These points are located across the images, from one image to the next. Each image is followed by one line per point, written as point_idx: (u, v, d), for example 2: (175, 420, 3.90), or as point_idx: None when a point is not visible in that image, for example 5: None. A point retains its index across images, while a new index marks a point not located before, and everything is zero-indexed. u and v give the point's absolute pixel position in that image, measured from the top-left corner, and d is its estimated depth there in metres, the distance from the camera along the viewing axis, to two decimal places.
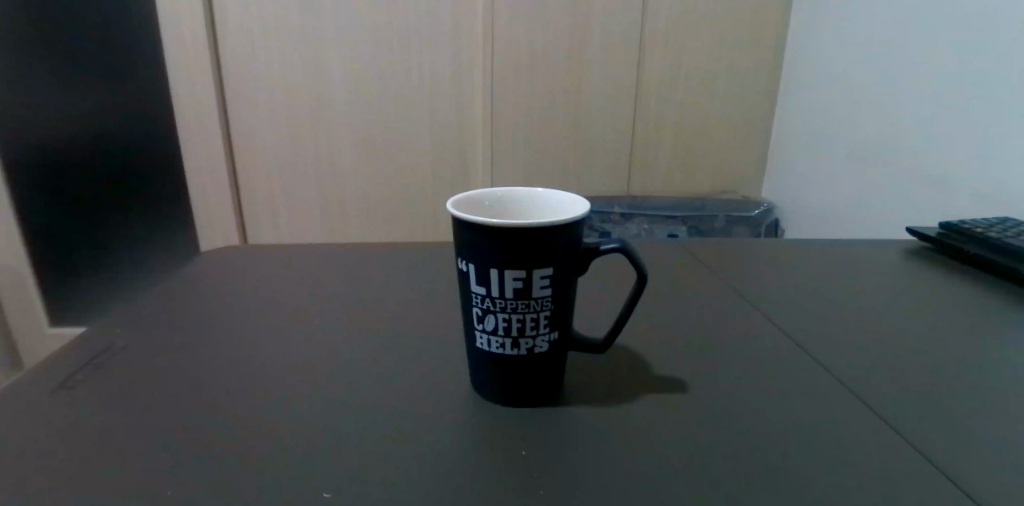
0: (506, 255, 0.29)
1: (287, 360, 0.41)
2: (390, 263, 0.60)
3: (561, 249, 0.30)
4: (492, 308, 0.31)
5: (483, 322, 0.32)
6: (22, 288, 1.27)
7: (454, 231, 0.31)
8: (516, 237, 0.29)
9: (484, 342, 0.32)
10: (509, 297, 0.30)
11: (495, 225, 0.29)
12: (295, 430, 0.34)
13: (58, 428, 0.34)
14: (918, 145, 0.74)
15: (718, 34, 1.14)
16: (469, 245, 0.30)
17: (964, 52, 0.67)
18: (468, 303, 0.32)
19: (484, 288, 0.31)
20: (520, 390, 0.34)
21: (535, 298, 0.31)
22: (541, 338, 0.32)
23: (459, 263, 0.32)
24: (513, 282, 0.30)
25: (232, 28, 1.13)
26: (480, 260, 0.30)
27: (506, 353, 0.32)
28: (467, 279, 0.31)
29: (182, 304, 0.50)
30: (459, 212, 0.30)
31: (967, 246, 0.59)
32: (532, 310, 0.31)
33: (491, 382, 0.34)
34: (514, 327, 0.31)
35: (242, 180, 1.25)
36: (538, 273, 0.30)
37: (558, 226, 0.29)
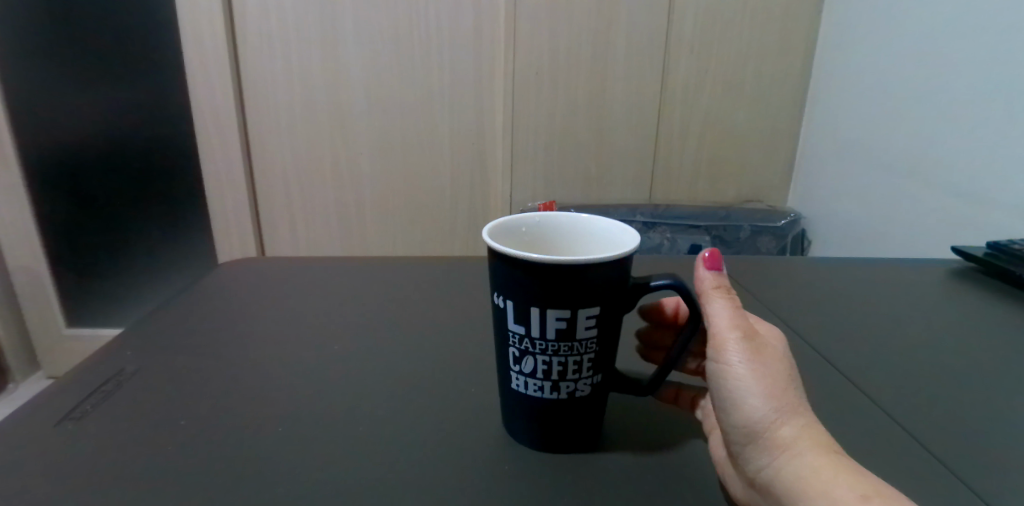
0: (549, 293, 0.27)
1: (303, 384, 0.39)
2: (409, 277, 0.58)
3: (608, 286, 0.28)
4: (530, 350, 0.29)
5: (520, 364, 0.30)
6: (40, 288, 1.28)
7: (491, 263, 0.29)
8: (561, 273, 0.27)
9: (520, 384, 0.30)
10: (551, 338, 0.29)
11: (538, 260, 0.27)
12: (311, 466, 0.32)
13: (62, 464, 0.32)
14: (952, 156, 0.70)
15: (745, 40, 1.11)
16: (508, 280, 0.28)
17: (1004, 59, 0.63)
18: (503, 343, 0.30)
19: (523, 328, 0.29)
20: (558, 436, 0.31)
21: (579, 339, 0.29)
22: (583, 382, 0.30)
23: (495, 298, 0.30)
24: (556, 322, 0.28)
25: (251, 30, 1.12)
26: (520, 297, 0.28)
27: (545, 397, 0.30)
28: (504, 316, 0.29)
29: (197, 321, 0.49)
30: (498, 245, 0.28)
31: (1018, 268, 0.56)
32: (575, 353, 0.29)
33: (526, 425, 0.32)
34: (555, 370, 0.29)
35: (259, 183, 1.24)
36: (584, 312, 0.28)
37: (607, 262, 0.27)
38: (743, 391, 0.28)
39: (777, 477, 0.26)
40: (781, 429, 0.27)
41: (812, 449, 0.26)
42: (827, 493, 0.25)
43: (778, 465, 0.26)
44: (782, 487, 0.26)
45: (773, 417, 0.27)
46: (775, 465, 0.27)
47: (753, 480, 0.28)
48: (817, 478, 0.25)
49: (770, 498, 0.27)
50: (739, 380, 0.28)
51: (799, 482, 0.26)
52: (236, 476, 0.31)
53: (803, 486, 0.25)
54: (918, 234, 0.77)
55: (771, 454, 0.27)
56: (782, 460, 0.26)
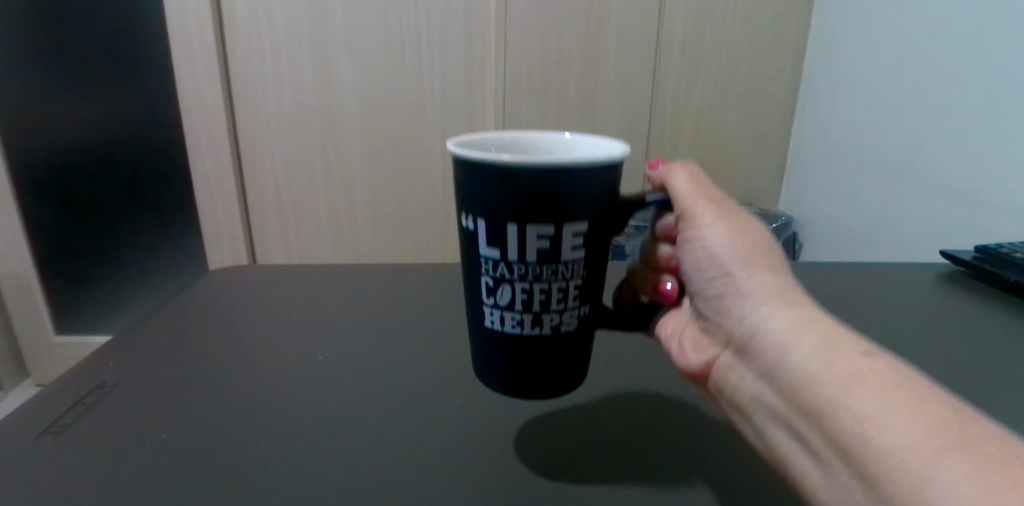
0: (529, 209, 0.26)
1: (287, 394, 0.39)
2: (398, 285, 0.58)
3: (592, 198, 0.26)
4: (507, 275, 0.28)
5: (496, 292, 0.28)
6: (29, 295, 1.27)
7: (461, 180, 0.28)
8: (543, 181, 0.25)
9: (496, 314, 0.29)
10: (533, 262, 0.27)
11: (516, 164, 0.25)
12: (292, 478, 0.31)
13: (38, 482, 0.31)
14: (942, 158, 0.70)
15: (736, 43, 1.11)
16: (481, 197, 0.27)
17: (989, 60, 0.64)
18: (477, 272, 0.29)
19: (499, 251, 0.27)
20: (540, 377, 0.30)
21: (565, 260, 0.27)
22: (565, 308, 0.29)
23: (464, 220, 0.28)
24: (538, 241, 0.27)
25: (239, 34, 1.11)
26: (496, 216, 0.27)
27: (524, 327, 0.29)
28: (477, 239, 0.28)
29: (181, 329, 0.48)
30: (468, 153, 0.26)
31: (1005, 272, 0.56)
32: (560, 278, 0.28)
33: (500, 367, 0.30)
34: (536, 299, 0.28)
35: (249, 188, 1.23)
36: (569, 229, 0.26)
37: (593, 167, 0.26)
38: (716, 251, 0.33)
39: (763, 325, 0.30)
40: (756, 284, 0.31)
41: (790, 302, 0.30)
42: (813, 337, 0.27)
43: (758, 315, 0.30)
44: (765, 338, 0.29)
45: (747, 273, 0.32)
46: (759, 312, 0.30)
47: (737, 334, 0.31)
48: (803, 323, 0.28)
49: (758, 352, 0.29)
50: (712, 241, 0.33)
51: (783, 331, 0.28)
52: (213, 492, 0.30)
53: (785, 334, 0.28)
54: (908, 237, 0.77)
55: (751, 305, 0.31)
56: (765, 306, 0.30)
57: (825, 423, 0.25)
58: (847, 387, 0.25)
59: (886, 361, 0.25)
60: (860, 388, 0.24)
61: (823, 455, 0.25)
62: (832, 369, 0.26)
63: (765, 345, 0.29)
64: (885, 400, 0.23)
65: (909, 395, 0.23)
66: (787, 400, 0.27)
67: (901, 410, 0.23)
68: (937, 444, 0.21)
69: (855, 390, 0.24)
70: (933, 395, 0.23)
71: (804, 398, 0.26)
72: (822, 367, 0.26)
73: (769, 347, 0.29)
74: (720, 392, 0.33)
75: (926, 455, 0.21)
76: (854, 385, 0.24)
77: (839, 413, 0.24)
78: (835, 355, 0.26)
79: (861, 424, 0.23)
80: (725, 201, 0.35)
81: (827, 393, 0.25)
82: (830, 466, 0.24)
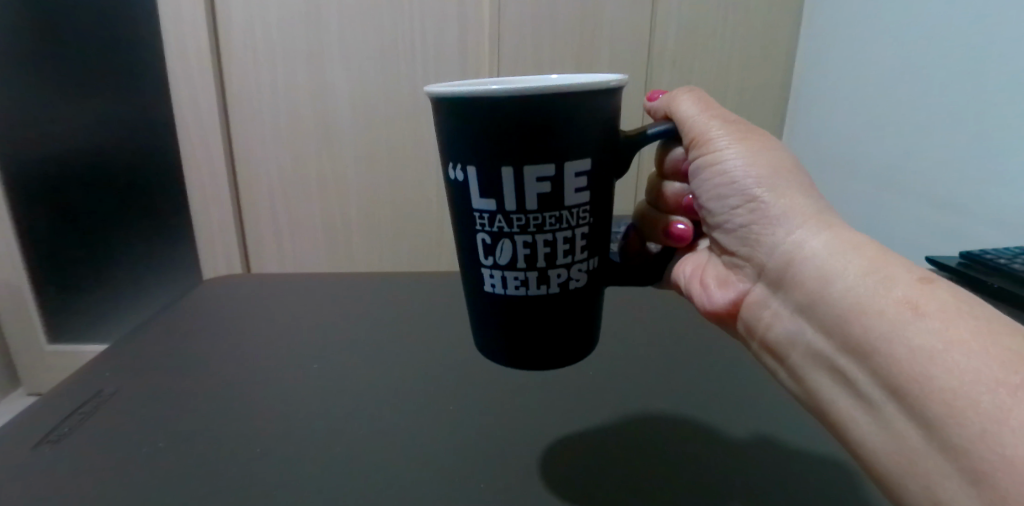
0: (524, 151, 0.28)
1: (285, 402, 0.40)
2: (394, 293, 0.59)
3: (586, 135, 0.29)
4: (506, 225, 0.30)
5: (496, 245, 0.30)
6: (21, 304, 1.26)
7: (448, 129, 0.29)
8: (537, 119, 0.27)
9: (496, 268, 0.31)
10: (534, 209, 0.29)
11: (507, 96, 0.27)
12: (293, 484, 0.32)
13: (40, 491, 0.32)
14: (926, 165, 0.72)
15: (727, 53, 1.13)
16: (473, 144, 0.28)
17: (970, 71, 0.65)
18: (472, 229, 0.31)
19: (495, 201, 0.29)
20: (543, 330, 0.32)
21: (566, 206, 0.29)
22: (564, 256, 0.31)
23: (455, 172, 0.30)
24: (538, 186, 0.29)
25: (234, 43, 1.12)
26: (491, 161, 0.28)
27: (525, 277, 0.31)
28: (470, 191, 0.30)
29: (180, 337, 0.49)
30: (458, 97, 0.28)
31: (989, 278, 0.57)
32: (562, 226, 0.30)
33: (502, 325, 0.33)
34: (539, 253, 0.30)
35: (244, 196, 1.23)
36: (569, 171, 0.29)
37: (583, 99, 0.27)
38: (739, 175, 0.38)
39: (798, 245, 0.35)
40: (788, 210, 0.37)
41: (826, 226, 0.35)
42: (850, 254, 0.32)
43: (794, 242, 0.36)
44: (804, 264, 0.35)
45: (777, 201, 0.37)
46: (791, 234, 0.36)
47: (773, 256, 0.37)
48: (836, 241, 0.34)
49: (798, 274, 0.35)
50: (733, 164, 0.39)
51: (826, 257, 0.33)
52: (216, 499, 0.31)
53: (827, 259, 0.33)
54: (897, 244, 0.78)
55: (786, 232, 0.36)
56: (797, 229, 0.36)
57: (883, 358, 0.29)
58: (909, 315, 0.28)
59: (943, 286, 0.29)
60: (920, 318, 0.28)
61: (877, 394, 0.29)
62: (887, 300, 0.29)
63: (803, 264, 0.35)
64: (947, 336, 0.27)
65: (974, 327, 0.27)
66: (834, 339, 0.32)
67: (973, 348, 0.26)
68: (1015, 382, 0.24)
69: (916, 321, 0.28)
70: (994, 322, 0.27)
71: (854, 330, 0.30)
72: (874, 293, 0.30)
73: (807, 266, 0.34)
74: (756, 323, 0.40)
75: (1004, 393, 0.24)
76: (918, 317, 0.28)
77: (898, 349, 0.28)
78: (874, 269, 0.31)
79: (926, 358, 0.27)
80: (737, 120, 0.40)
81: (881, 327, 0.29)
82: (879, 398, 0.29)
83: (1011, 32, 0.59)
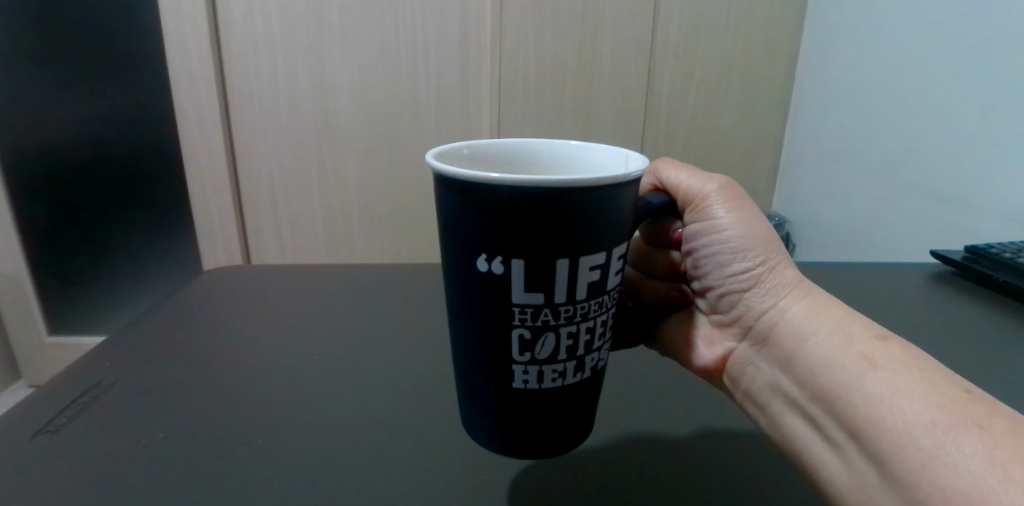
0: (582, 238, 0.24)
1: (283, 396, 0.39)
2: (392, 286, 0.58)
3: (627, 216, 0.26)
4: (552, 322, 0.26)
5: (537, 346, 0.26)
6: (21, 295, 1.26)
7: (480, 215, 0.24)
8: (593, 204, 0.24)
9: (533, 374, 0.27)
10: (583, 298, 0.26)
11: (570, 185, 0.23)
12: (292, 475, 0.32)
13: (39, 480, 0.32)
14: (932, 159, 0.71)
15: (730, 46, 1.12)
16: (520, 232, 0.24)
17: (974, 63, 0.64)
18: (505, 325, 0.26)
19: (543, 295, 0.25)
20: (574, 418, 0.29)
21: (608, 290, 0.26)
22: (605, 346, 0.28)
23: (487, 263, 0.25)
24: (590, 274, 0.25)
25: (234, 34, 1.11)
26: (541, 252, 0.24)
27: (567, 378, 0.27)
28: (510, 285, 0.25)
29: (175, 329, 0.49)
30: (498, 179, 0.23)
31: (993, 272, 0.57)
32: (602, 311, 0.27)
33: (535, 423, 0.28)
34: (581, 341, 0.27)
35: (244, 189, 1.23)
36: (616, 255, 0.26)
37: (632, 181, 0.25)
38: (734, 244, 0.34)
39: (784, 318, 0.32)
40: (776, 278, 0.33)
41: (806, 291, 0.32)
42: (830, 322, 0.30)
43: (778, 309, 0.32)
44: (786, 330, 0.32)
45: (766, 266, 0.33)
46: (779, 306, 0.32)
47: (759, 325, 0.33)
48: (820, 312, 0.31)
49: (781, 344, 0.32)
50: (726, 232, 0.33)
51: (803, 320, 0.31)
52: (213, 489, 0.31)
53: (804, 323, 0.31)
54: (900, 238, 0.78)
55: (771, 300, 0.33)
56: (785, 301, 0.32)
57: (842, 408, 0.27)
58: (864, 368, 0.27)
59: (899, 343, 0.28)
60: (876, 371, 0.27)
61: (837, 437, 0.27)
62: (848, 354, 0.28)
63: (784, 335, 0.32)
64: (897, 382, 0.26)
65: (919, 376, 0.26)
66: (803, 387, 0.30)
67: (915, 391, 0.25)
68: (947, 422, 0.24)
69: (870, 372, 0.27)
70: (941, 374, 0.26)
71: (820, 382, 0.28)
72: (840, 350, 0.28)
73: (791, 338, 0.31)
74: (736, 381, 0.36)
75: (939, 433, 0.24)
76: (872, 369, 0.27)
77: (854, 396, 0.27)
78: (855, 341, 0.28)
79: (875, 403, 0.26)
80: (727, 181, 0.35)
81: (841, 378, 0.28)
82: (839, 442, 0.27)
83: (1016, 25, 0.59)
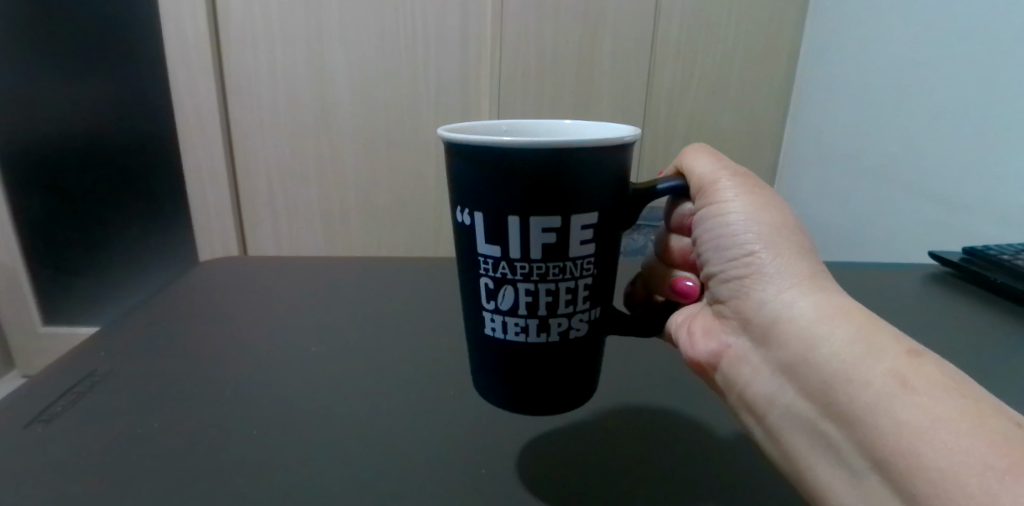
0: (532, 197, 0.24)
1: (277, 390, 0.39)
2: (393, 280, 0.58)
3: (600, 185, 0.25)
4: (510, 277, 0.26)
5: (496, 298, 0.27)
6: (17, 284, 1.26)
7: (453, 171, 0.26)
8: (547, 165, 0.24)
9: (496, 326, 0.27)
10: (538, 258, 0.25)
11: (515, 147, 0.24)
12: (288, 468, 0.32)
13: (32, 467, 0.31)
14: (934, 158, 0.70)
15: (732, 44, 1.12)
16: (478, 188, 0.25)
17: (975, 62, 0.64)
18: (473, 272, 0.27)
19: (500, 248, 0.26)
20: (518, 384, 0.28)
21: (571, 257, 0.26)
22: (577, 318, 0.27)
23: (460, 215, 0.27)
24: (543, 235, 0.25)
25: (233, 24, 1.10)
26: (497, 209, 0.25)
27: (528, 340, 0.27)
28: (474, 237, 0.26)
29: (173, 320, 0.48)
30: (464, 138, 0.25)
31: (991, 274, 0.57)
32: (566, 276, 0.26)
33: (499, 376, 0.29)
34: (541, 302, 0.26)
35: (242, 181, 1.22)
36: (579, 221, 0.25)
37: (601, 147, 0.24)
38: (739, 228, 0.31)
39: (789, 312, 0.29)
40: (784, 267, 0.30)
41: (818, 288, 0.29)
42: (849, 327, 0.27)
43: (783, 302, 0.29)
44: (791, 327, 0.29)
45: (774, 254, 0.30)
46: (784, 299, 0.29)
47: (760, 320, 0.30)
48: (830, 311, 0.28)
49: (787, 344, 0.29)
50: (735, 216, 0.31)
51: (813, 320, 0.28)
52: (205, 481, 0.31)
53: (815, 322, 0.28)
54: (899, 239, 0.78)
55: (776, 290, 0.30)
56: (793, 295, 0.29)
57: (866, 432, 0.24)
58: (894, 389, 0.24)
59: (934, 361, 0.25)
60: (910, 394, 0.24)
61: (858, 465, 0.25)
62: (876, 371, 0.25)
63: (790, 334, 0.29)
64: (937, 412, 0.23)
65: (963, 406, 0.23)
66: (817, 401, 0.27)
67: (960, 427, 0.22)
68: (1000, 465, 0.21)
69: (904, 396, 0.24)
70: (983, 404, 0.23)
71: (838, 398, 0.26)
72: (863, 364, 0.25)
73: (796, 338, 0.28)
74: (729, 383, 0.33)
75: (992, 479, 0.21)
76: (907, 392, 0.24)
77: (882, 422, 0.24)
78: (883, 355, 0.25)
79: (909, 434, 0.23)
80: (748, 173, 0.34)
81: (866, 398, 0.25)
82: (859, 472, 0.25)
83: (1016, 28, 0.58)
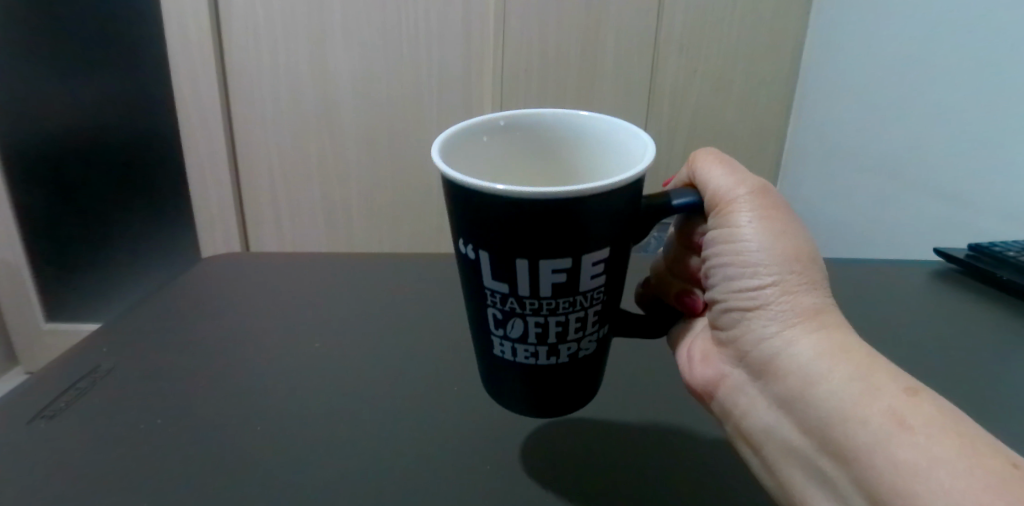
0: (539, 242, 0.24)
1: (279, 388, 0.38)
2: (395, 276, 0.58)
3: (611, 222, 0.24)
4: (518, 311, 0.26)
5: (505, 327, 0.27)
6: (19, 280, 1.26)
7: (454, 205, 0.25)
8: (556, 213, 0.23)
9: (506, 351, 0.28)
10: (548, 295, 0.25)
11: (521, 197, 0.22)
12: (289, 465, 0.31)
13: (33, 463, 0.31)
14: (942, 153, 0.69)
15: (736, 39, 1.11)
16: (482, 231, 0.24)
17: (982, 57, 0.63)
18: (481, 303, 0.27)
19: (508, 285, 0.25)
20: (529, 402, 0.29)
21: (581, 291, 0.26)
22: (586, 341, 0.27)
23: (463, 247, 0.26)
24: (553, 275, 0.25)
25: (234, 20, 1.10)
26: (504, 252, 0.24)
27: (538, 364, 0.27)
28: (480, 271, 0.26)
29: (175, 316, 0.48)
30: (466, 180, 0.23)
31: (997, 270, 0.57)
32: (576, 308, 0.26)
33: (511, 391, 0.29)
34: (551, 331, 0.26)
35: (244, 177, 1.22)
36: (589, 259, 0.25)
37: (613, 192, 0.23)
38: (748, 259, 0.30)
39: (788, 351, 0.28)
40: (789, 303, 0.29)
41: (821, 325, 0.28)
42: (847, 366, 0.26)
43: (784, 339, 0.29)
44: (789, 366, 0.28)
45: (781, 288, 0.29)
46: (784, 337, 0.29)
47: (761, 355, 0.30)
48: (832, 351, 0.27)
49: (786, 382, 0.28)
50: (746, 244, 0.30)
51: (813, 359, 0.27)
52: (206, 477, 0.31)
53: (814, 361, 0.27)
54: (903, 236, 0.77)
55: (777, 327, 0.29)
56: (795, 333, 0.29)
57: (864, 472, 0.24)
58: (891, 430, 0.23)
59: (930, 399, 0.24)
60: (908, 435, 0.23)
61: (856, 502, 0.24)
62: (872, 411, 0.24)
63: (788, 373, 0.28)
64: (933, 452, 0.22)
65: (961, 448, 0.22)
66: (813, 438, 0.26)
67: (956, 467, 0.22)
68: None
69: (902, 436, 0.23)
70: (982, 443, 0.22)
71: (834, 436, 0.25)
72: (860, 404, 0.25)
73: (795, 377, 0.28)
74: (726, 411, 0.33)
75: None
76: (904, 432, 0.23)
77: (880, 461, 0.23)
78: (880, 396, 0.25)
79: (907, 476, 0.22)
80: (766, 190, 0.32)
81: (863, 437, 0.24)
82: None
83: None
